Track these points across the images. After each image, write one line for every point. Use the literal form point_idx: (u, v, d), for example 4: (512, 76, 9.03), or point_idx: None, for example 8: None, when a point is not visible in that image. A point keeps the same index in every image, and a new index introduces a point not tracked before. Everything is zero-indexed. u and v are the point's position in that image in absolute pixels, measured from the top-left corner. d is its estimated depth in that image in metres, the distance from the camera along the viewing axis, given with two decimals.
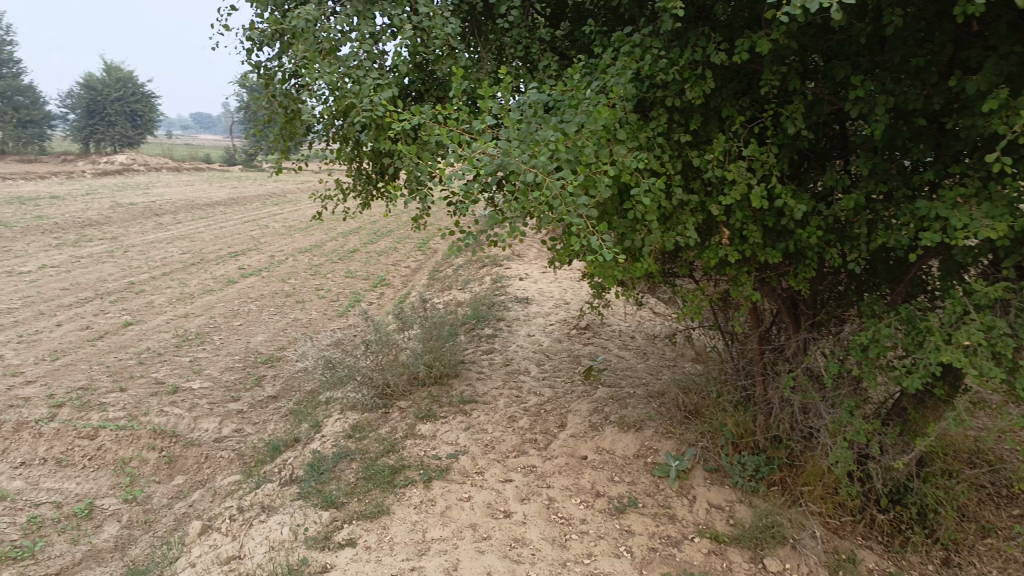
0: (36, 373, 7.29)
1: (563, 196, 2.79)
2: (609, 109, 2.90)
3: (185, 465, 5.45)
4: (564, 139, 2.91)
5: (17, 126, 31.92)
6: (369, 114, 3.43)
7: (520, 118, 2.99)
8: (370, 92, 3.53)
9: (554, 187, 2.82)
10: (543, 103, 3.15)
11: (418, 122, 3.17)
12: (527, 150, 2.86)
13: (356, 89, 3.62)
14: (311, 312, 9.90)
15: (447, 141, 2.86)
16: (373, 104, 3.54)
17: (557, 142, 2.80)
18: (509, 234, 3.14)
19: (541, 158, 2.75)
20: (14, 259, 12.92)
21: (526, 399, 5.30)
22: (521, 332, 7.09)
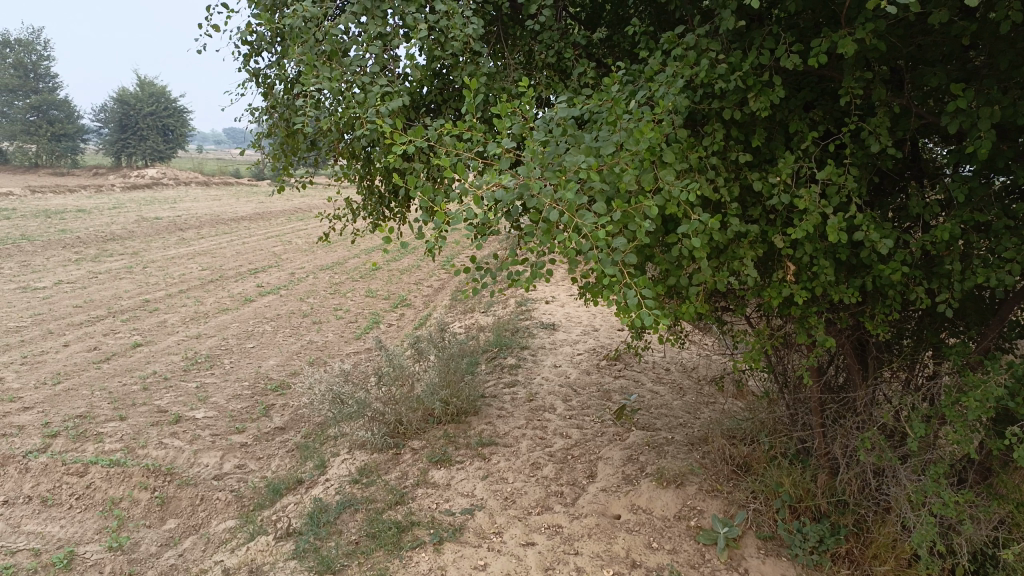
0: (35, 398, 6.91)
1: (592, 237, 2.30)
2: (653, 128, 2.38)
3: (178, 507, 5.01)
4: (597, 165, 2.40)
5: (50, 140, 32.22)
6: (373, 128, 2.98)
7: (544, 137, 2.49)
8: (375, 101, 3.06)
9: (585, 227, 2.32)
10: (574, 117, 2.65)
11: (424, 139, 2.70)
12: (552, 178, 2.37)
13: (360, 100, 3.17)
14: (328, 334, 9.49)
15: (452, 170, 2.37)
16: (378, 117, 3.07)
17: (589, 171, 2.29)
18: (530, 275, 2.66)
19: (567, 192, 2.25)
20: (31, 274, 12.69)
21: (552, 442, 4.80)
22: (546, 362, 6.59)
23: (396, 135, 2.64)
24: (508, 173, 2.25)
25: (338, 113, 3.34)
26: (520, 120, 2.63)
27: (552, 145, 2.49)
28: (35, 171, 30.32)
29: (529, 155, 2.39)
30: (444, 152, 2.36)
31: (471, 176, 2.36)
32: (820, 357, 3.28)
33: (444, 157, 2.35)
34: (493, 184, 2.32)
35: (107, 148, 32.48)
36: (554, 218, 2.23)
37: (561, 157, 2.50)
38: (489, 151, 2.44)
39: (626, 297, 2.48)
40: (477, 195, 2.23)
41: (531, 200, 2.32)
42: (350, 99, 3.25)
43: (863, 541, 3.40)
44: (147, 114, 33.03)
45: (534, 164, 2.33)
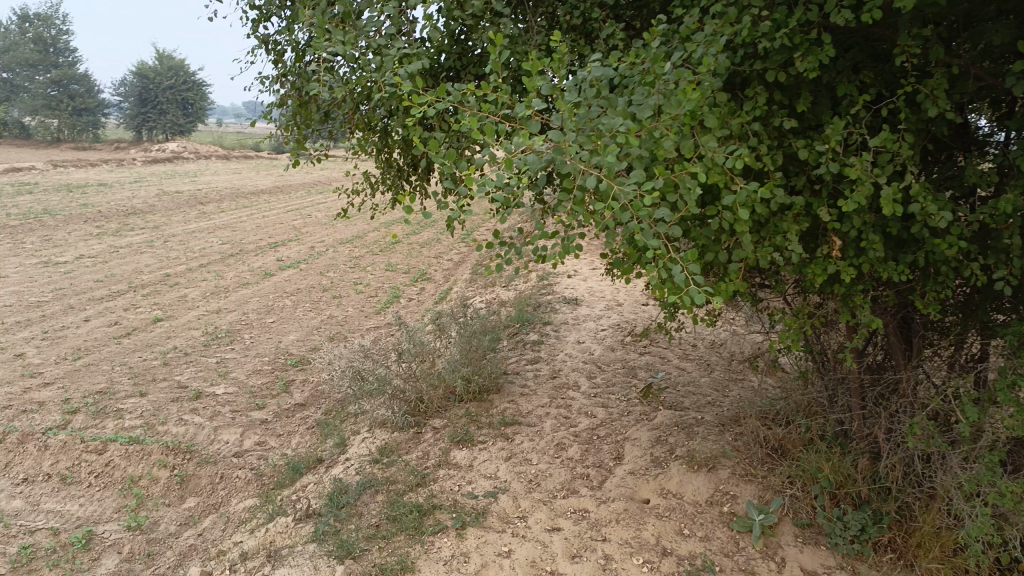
0: (56, 373, 6.88)
1: (633, 207, 2.14)
2: (697, 89, 2.21)
3: (198, 486, 4.94)
4: (635, 129, 2.24)
5: (72, 114, 32.29)
6: (389, 94, 2.81)
7: (577, 99, 2.32)
8: (392, 66, 2.90)
9: (624, 196, 2.16)
10: (608, 78, 2.48)
11: (446, 103, 2.53)
12: (588, 143, 2.20)
13: (376, 63, 3.00)
14: (348, 309, 9.40)
15: (477, 135, 2.20)
16: (394, 82, 2.91)
17: (629, 135, 2.12)
18: (560, 250, 2.50)
19: (607, 158, 2.09)
20: (53, 248, 12.71)
21: (576, 421, 4.66)
22: (569, 339, 6.44)
23: (416, 98, 2.47)
24: (542, 137, 2.07)
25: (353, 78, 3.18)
26: (549, 82, 2.46)
27: (586, 108, 2.32)
28: (58, 145, 30.45)
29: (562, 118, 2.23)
30: (469, 115, 2.19)
31: (499, 143, 2.20)
32: (865, 337, 3.12)
33: (468, 121, 2.18)
34: (523, 150, 2.15)
35: (128, 122, 32.52)
36: (593, 186, 2.07)
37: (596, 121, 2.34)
38: (519, 114, 2.28)
39: (667, 274, 2.33)
40: (506, 162, 2.06)
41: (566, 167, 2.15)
42: (365, 61, 3.08)
43: (905, 529, 3.25)
44: (167, 88, 32.98)
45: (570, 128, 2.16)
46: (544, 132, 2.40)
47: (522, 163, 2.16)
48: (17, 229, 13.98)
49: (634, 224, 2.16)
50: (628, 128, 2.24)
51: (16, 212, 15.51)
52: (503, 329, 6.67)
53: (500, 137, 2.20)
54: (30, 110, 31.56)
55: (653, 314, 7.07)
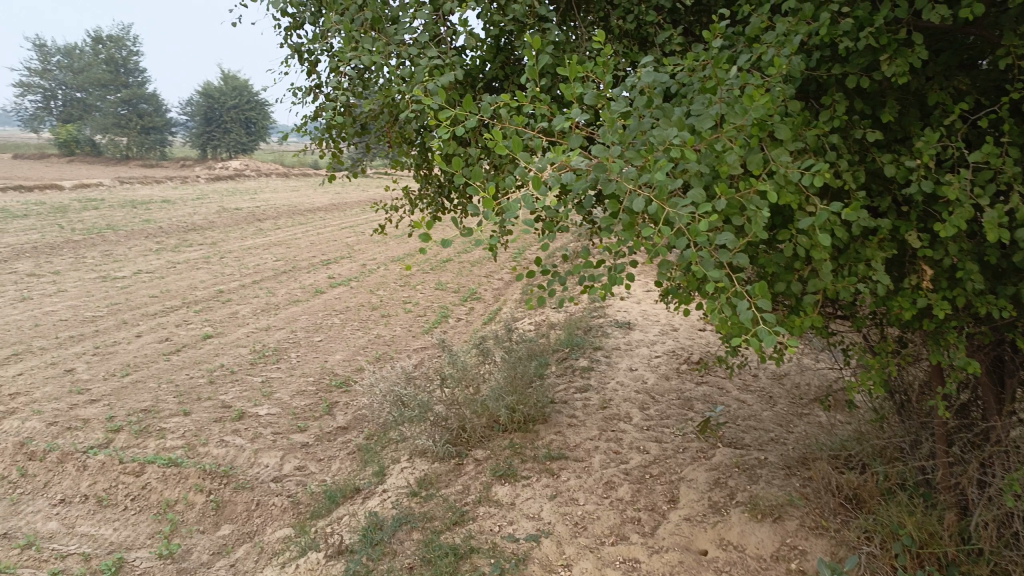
0: (102, 390, 6.87)
1: (689, 232, 1.88)
2: (766, 95, 1.93)
3: (233, 512, 4.78)
4: (693, 142, 1.97)
5: (141, 133, 33.36)
6: (421, 106, 2.62)
7: (626, 109, 2.06)
8: (424, 77, 2.74)
9: (678, 220, 1.90)
10: (663, 85, 2.22)
11: (478, 116, 2.31)
12: (637, 159, 1.95)
13: (408, 73, 2.85)
14: (396, 328, 9.25)
15: (509, 152, 1.97)
16: (427, 94, 2.74)
17: (685, 150, 1.86)
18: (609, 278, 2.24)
19: (657, 176, 1.83)
20: (113, 263, 12.95)
21: (627, 457, 4.36)
22: (622, 366, 6.13)
23: (444, 112, 2.25)
24: (582, 153, 1.82)
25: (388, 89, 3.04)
26: (595, 90, 2.21)
27: (635, 119, 2.07)
28: (126, 162, 31.47)
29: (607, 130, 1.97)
30: (499, 131, 1.96)
31: (534, 161, 1.96)
32: (955, 377, 2.78)
33: (498, 137, 1.95)
34: (560, 170, 1.91)
35: (193, 140, 33.44)
36: (641, 210, 1.81)
37: (647, 133, 2.09)
38: (559, 127, 2.04)
39: (730, 308, 2.06)
40: (540, 183, 1.81)
41: (611, 188, 1.90)
42: (398, 72, 2.94)
43: None
44: (231, 107, 33.84)
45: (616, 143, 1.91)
46: (589, 146, 2.15)
47: (559, 183, 1.92)
48: (81, 244, 14.32)
49: (691, 252, 1.90)
50: (686, 141, 1.97)
51: (82, 227, 15.94)
52: (552, 353, 6.41)
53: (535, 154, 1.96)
54: (101, 129, 32.73)
55: (710, 341, 6.72)
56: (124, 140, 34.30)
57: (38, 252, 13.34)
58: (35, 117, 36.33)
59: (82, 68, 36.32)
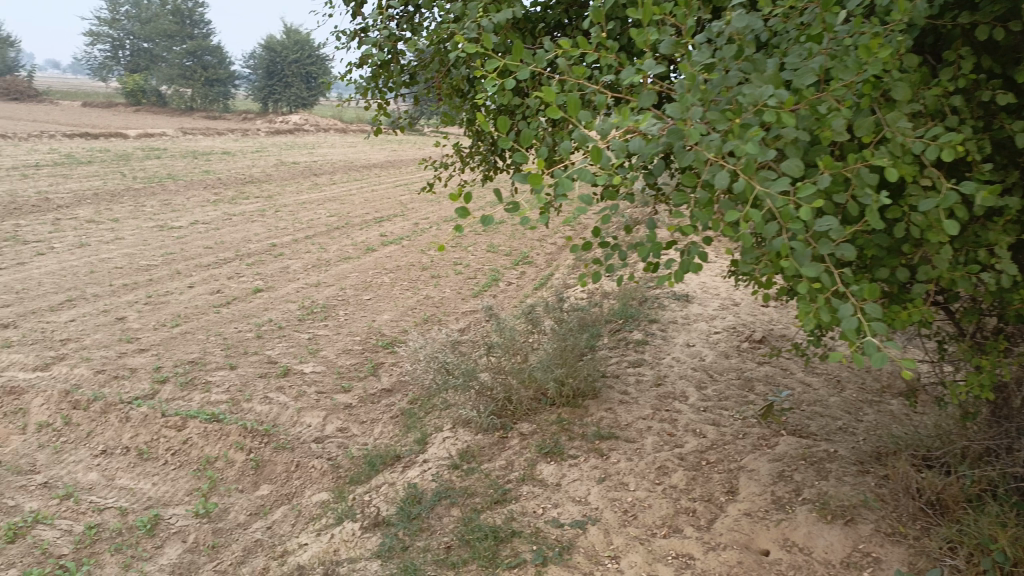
0: (152, 340, 6.86)
1: (782, 216, 1.56)
2: (889, 47, 1.59)
3: (273, 472, 4.67)
4: (791, 104, 1.63)
5: (204, 85, 33.67)
6: (471, 50, 2.36)
7: (710, 60, 1.74)
8: (477, 14, 2.53)
9: (770, 201, 1.58)
10: (754, 31, 1.89)
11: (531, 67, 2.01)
12: (720, 121, 1.63)
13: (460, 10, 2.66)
14: (445, 290, 9.07)
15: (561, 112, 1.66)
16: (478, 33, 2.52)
17: (782, 115, 1.53)
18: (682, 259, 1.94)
19: (747, 146, 1.50)
20: (171, 213, 13.05)
21: (682, 440, 4.10)
22: (678, 341, 5.82)
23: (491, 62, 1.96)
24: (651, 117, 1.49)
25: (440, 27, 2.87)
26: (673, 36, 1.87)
27: (720, 73, 1.74)
28: (190, 113, 31.88)
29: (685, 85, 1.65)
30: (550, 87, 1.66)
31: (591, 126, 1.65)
32: None
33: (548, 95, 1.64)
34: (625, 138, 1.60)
35: (255, 93, 33.64)
36: (724, 187, 1.50)
37: (733, 89, 1.75)
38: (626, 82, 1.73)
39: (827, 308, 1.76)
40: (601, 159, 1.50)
41: (687, 161, 1.58)
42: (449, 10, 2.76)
43: None
44: (292, 61, 33.89)
45: (696, 105, 1.59)
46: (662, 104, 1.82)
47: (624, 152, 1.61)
48: (141, 192, 14.49)
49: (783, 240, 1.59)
50: (782, 101, 1.64)
51: (143, 176, 16.13)
52: (605, 324, 6.14)
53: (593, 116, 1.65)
54: (166, 79, 33.15)
55: (773, 319, 6.36)
56: (188, 91, 34.73)
57: (100, 199, 13.54)
58: (104, 66, 36.96)
59: (150, 18, 36.73)
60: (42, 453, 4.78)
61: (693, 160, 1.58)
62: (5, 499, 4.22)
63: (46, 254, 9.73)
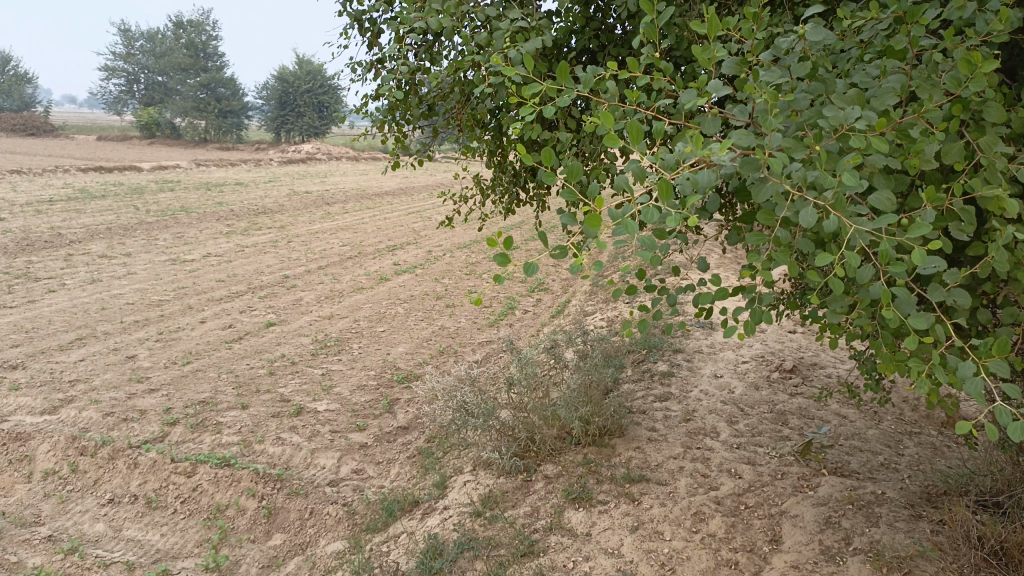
0: (162, 379, 6.70)
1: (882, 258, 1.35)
2: (994, 59, 1.39)
3: (286, 520, 4.46)
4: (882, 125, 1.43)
5: (217, 117, 33.92)
6: (501, 79, 2.20)
7: (782, 78, 1.53)
8: (504, 42, 2.38)
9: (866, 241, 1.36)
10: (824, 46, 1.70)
11: (573, 90, 1.82)
12: (800, 148, 1.42)
13: (486, 40, 2.53)
14: (460, 320, 8.89)
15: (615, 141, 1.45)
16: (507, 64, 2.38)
17: (873, 140, 1.33)
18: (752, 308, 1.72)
19: (845, 176, 1.28)
20: (183, 246, 12.98)
21: (718, 482, 3.86)
22: (705, 372, 5.59)
23: (528, 86, 1.76)
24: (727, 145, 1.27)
25: (465, 57, 2.75)
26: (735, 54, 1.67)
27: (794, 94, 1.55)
28: (203, 145, 32.13)
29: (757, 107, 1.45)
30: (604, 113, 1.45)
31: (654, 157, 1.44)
32: None
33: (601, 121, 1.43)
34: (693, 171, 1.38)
35: (267, 124, 33.89)
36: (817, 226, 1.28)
37: (806, 112, 1.55)
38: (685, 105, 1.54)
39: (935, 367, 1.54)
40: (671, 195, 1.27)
41: (766, 194, 1.37)
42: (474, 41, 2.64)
43: None
44: (304, 91, 34.15)
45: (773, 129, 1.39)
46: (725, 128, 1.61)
47: (691, 187, 1.39)
48: (154, 226, 14.45)
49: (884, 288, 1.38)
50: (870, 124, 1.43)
51: (156, 209, 16.12)
52: (627, 356, 5.92)
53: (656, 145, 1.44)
54: (179, 112, 33.45)
55: (801, 346, 6.14)
56: (201, 122, 35.04)
57: (112, 234, 13.49)
58: (118, 100, 37.41)
59: (164, 52, 37.20)
60: (47, 503, 4.59)
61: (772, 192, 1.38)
62: (7, 555, 4.03)
63: (57, 291, 9.63)
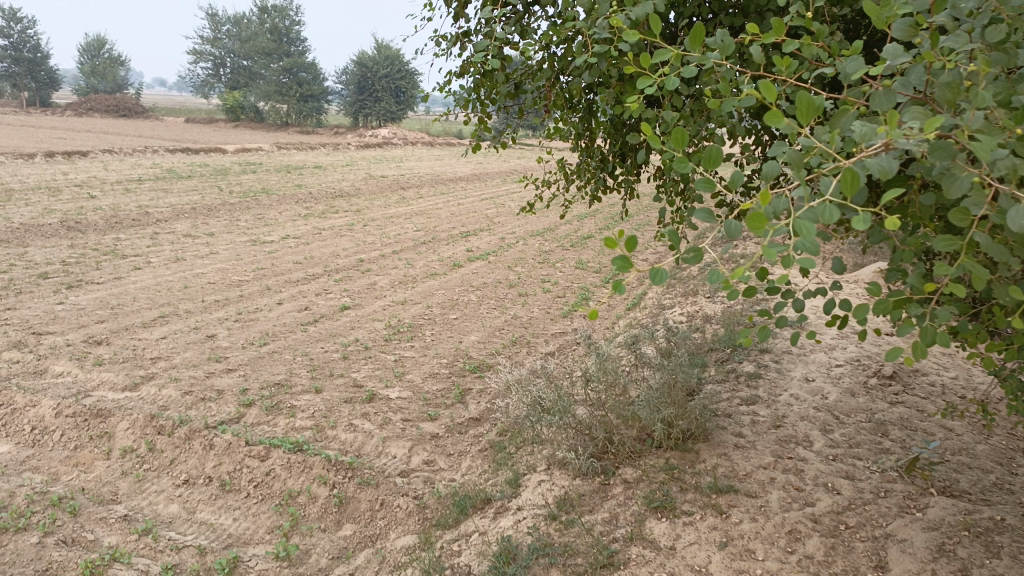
0: (239, 360, 6.75)
1: None
2: None
3: (357, 510, 4.38)
4: None
5: (299, 101, 34.57)
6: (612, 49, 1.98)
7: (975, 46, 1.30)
8: (610, 8, 2.16)
9: None
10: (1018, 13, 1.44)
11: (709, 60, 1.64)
12: (995, 133, 1.24)
13: (586, 6, 2.33)
14: (534, 309, 8.70)
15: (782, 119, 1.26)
16: (611, 33, 2.18)
17: None
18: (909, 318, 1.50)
19: None
20: (263, 227, 13.19)
21: (813, 498, 3.58)
22: (795, 374, 5.25)
23: (659, 52, 1.61)
24: (927, 124, 1.10)
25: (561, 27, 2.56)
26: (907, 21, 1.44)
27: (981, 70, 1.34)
28: (285, 129, 32.87)
29: (946, 81, 1.28)
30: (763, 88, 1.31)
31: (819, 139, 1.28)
32: None
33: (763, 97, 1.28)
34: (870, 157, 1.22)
35: (346, 108, 34.38)
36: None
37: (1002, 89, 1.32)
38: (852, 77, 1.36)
39: None
40: (854, 187, 1.12)
41: (961, 188, 1.19)
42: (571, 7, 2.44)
43: None
44: (383, 76, 34.45)
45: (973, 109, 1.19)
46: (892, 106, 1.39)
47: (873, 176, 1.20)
48: (236, 207, 14.77)
49: None
50: None
51: (239, 190, 16.47)
52: (710, 354, 5.64)
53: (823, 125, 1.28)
54: (263, 95, 34.23)
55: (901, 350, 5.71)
56: (282, 106, 35.81)
57: (197, 214, 13.84)
58: (205, 83, 38.64)
59: (249, 37, 38.16)
60: (124, 481, 4.63)
61: (966, 185, 1.20)
62: (84, 532, 4.06)
63: (142, 269, 9.90)
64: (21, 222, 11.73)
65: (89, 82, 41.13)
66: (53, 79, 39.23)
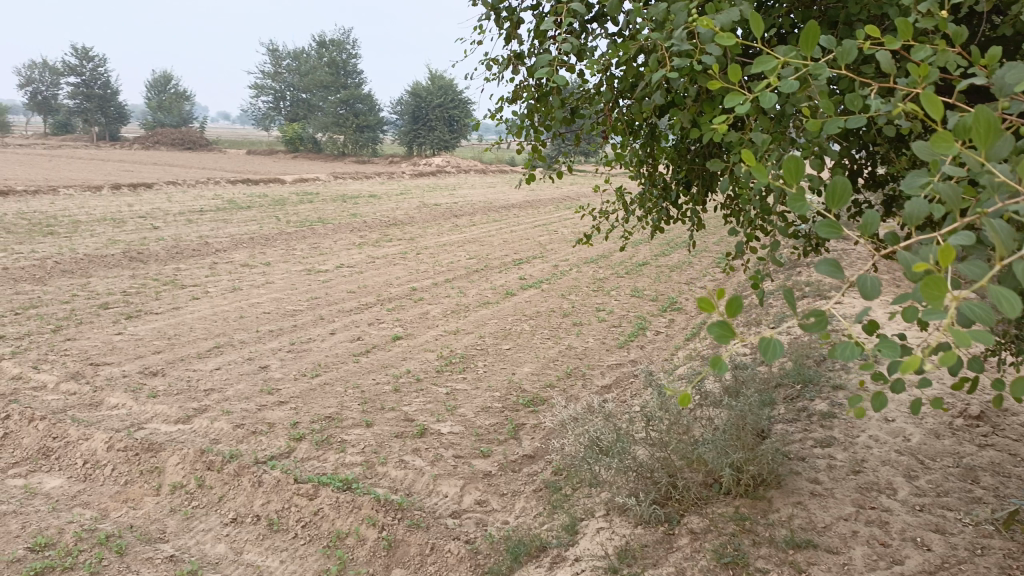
0: (291, 392, 6.67)
1: None
2: None
3: (407, 554, 4.19)
4: None
5: (356, 131, 35.16)
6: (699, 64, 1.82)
7: None
8: (688, 17, 2.00)
9: None
10: None
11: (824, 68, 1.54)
12: None
13: (660, 17, 2.17)
14: (589, 340, 8.46)
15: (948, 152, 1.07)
16: (691, 44, 2.01)
17: None
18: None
19: None
20: (318, 256, 13.27)
21: (902, 555, 3.26)
22: (872, 413, 4.90)
23: (761, 60, 1.47)
24: None
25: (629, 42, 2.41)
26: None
27: None
28: (341, 159, 33.46)
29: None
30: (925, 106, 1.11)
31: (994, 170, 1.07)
32: None
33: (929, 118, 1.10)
34: None
35: (400, 138, 34.84)
36: None
37: None
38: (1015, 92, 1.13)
39: None
40: None
41: None
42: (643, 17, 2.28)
43: None
44: (436, 106, 34.81)
45: None
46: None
47: None
48: (292, 236, 14.93)
49: None
50: None
51: (296, 220, 16.69)
52: (779, 390, 5.32)
53: (995, 152, 1.07)
54: (320, 127, 34.96)
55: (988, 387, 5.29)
56: (338, 137, 36.46)
57: (254, 243, 14.02)
58: (266, 116, 39.74)
59: (308, 71, 39.11)
60: (172, 519, 4.55)
61: None
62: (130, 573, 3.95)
63: (200, 299, 10.00)
64: (86, 253, 12.04)
65: (156, 116, 42.68)
66: (123, 114, 40.87)
